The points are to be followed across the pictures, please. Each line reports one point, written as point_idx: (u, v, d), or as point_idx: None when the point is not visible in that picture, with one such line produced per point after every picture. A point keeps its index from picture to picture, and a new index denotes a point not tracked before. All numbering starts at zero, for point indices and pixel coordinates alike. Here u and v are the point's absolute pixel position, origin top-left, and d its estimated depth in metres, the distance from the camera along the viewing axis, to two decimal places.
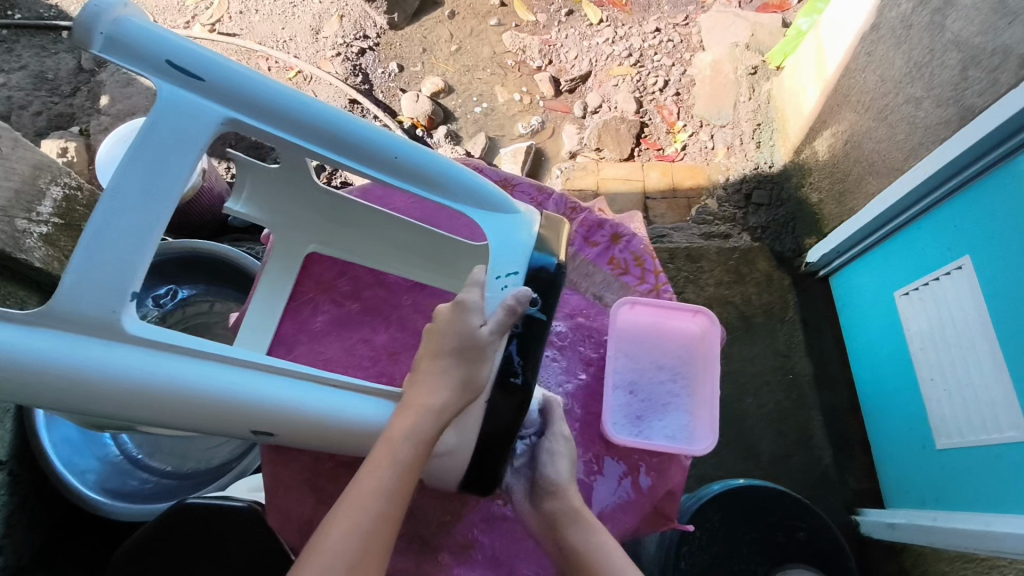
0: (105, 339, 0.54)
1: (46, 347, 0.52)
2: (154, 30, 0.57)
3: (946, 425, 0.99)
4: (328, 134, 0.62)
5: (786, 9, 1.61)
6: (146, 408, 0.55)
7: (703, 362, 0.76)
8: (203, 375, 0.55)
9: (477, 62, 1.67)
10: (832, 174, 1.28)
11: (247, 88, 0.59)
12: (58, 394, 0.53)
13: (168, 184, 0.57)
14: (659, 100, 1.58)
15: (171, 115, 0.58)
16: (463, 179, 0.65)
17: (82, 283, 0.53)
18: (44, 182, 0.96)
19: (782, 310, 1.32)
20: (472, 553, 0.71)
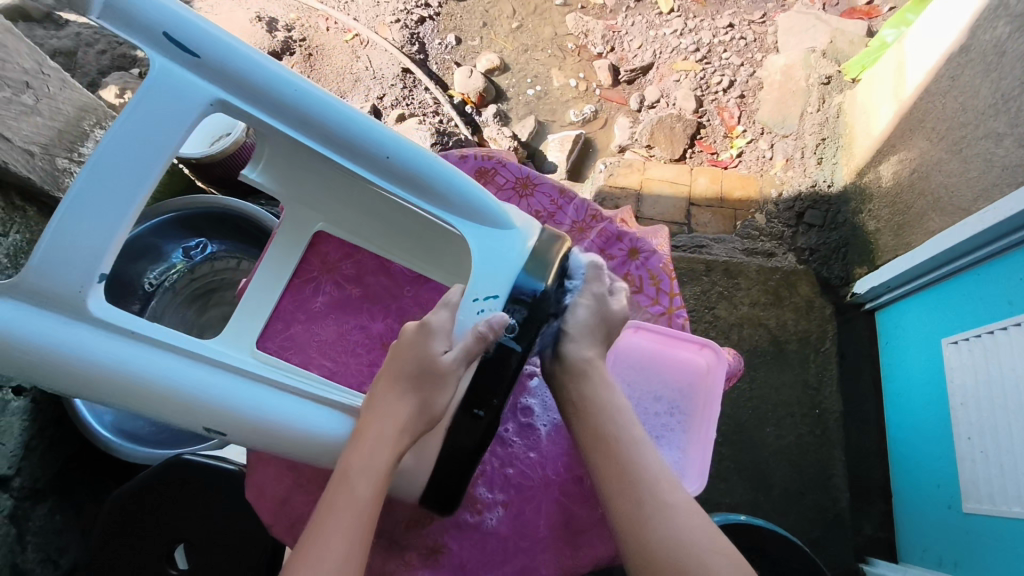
0: (72, 318, 0.55)
1: (12, 320, 0.54)
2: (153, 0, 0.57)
3: (976, 488, 0.91)
4: (319, 125, 0.61)
5: (874, 16, 1.50)
6: (104, 390, 0.56)
7: (703, 400, 0.74)
8: (164, 365, 0.57)
9: (536, 41, 1.62)
10: (894, 203, 1.19)
11: (241, 71, 0.59)
12: (20, 366, 0.55)
13: (148, 163, 0.58)
14: (721, 101, 1.49)
15: (160, 91, 0.58)
16: (453, 186, 0.64)
17: (53, 256, 0.54)
18: (87, 124, 0.99)
19: (819, 340, 1.24)
20: (439, 558, 0.70)
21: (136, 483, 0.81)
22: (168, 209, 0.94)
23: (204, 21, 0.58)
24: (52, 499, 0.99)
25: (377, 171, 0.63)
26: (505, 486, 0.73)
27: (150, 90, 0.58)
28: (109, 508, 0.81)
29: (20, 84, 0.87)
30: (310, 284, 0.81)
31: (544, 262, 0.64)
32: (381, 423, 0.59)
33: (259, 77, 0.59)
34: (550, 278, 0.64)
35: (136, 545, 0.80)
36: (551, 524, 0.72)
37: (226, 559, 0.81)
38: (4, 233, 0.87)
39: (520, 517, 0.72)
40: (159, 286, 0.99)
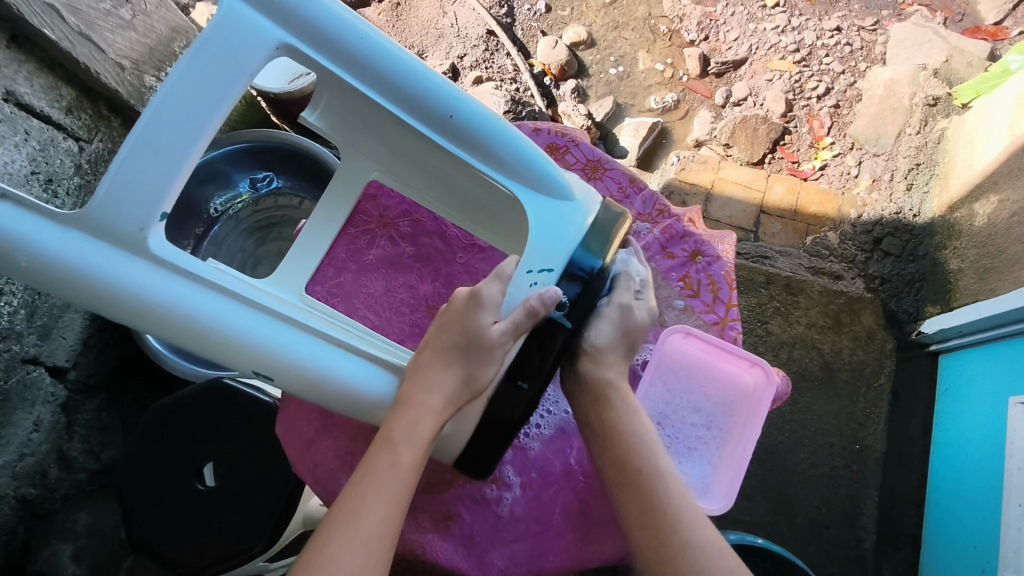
0: (131, 254, 0.56)
1: (78, 253, 0.55)
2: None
3: (1017, 557, 0.86)
4: (386, 79, 0.60)
5: (1000, 39, 1.42)
6: (161, 329, 0.57)
7: (742, 417, 0.72)
8: (212, 307, 0.57)
9: (629, 20, 1.57)
10: (984, 244, 1.11)
11: (310, 15, 0.57)
12: (84, 298, 0.56)
13: (217, 99, 0.57)
14: (813, 108, 1.42)
15: (229, 27, 0.56)
16: (516, 151, 0.62)
17: (117, 191, 0.55)
18: (178, 45, 1.01)
19: (873, 374, 1.18)
20: (450, 526, 0.70)
21: (180, 397, 0.85)
22: (242, 138, 0.97)
23: None
24: (99, 396, 1.04)
25: (446, 135, 0.62)
26: (526, 467, 0.74)
27: (215, 27, 0.56)
28: (150, 415, 0.85)
29: None
30: (365, 236, 0.82)
31: (602, 239, 0.63)
32: (423, 397, 0.59)
33: (327, 22, 0.58)
34: (607, 256, 0.63)
35: (167, 456, 0.84)
36: (567, 513, 0.71)
37: (244, 487, 0.83)
38: (89, 139, 0.91)
39: (536, 499, 0.72)
40: (223, 212, 1.02)
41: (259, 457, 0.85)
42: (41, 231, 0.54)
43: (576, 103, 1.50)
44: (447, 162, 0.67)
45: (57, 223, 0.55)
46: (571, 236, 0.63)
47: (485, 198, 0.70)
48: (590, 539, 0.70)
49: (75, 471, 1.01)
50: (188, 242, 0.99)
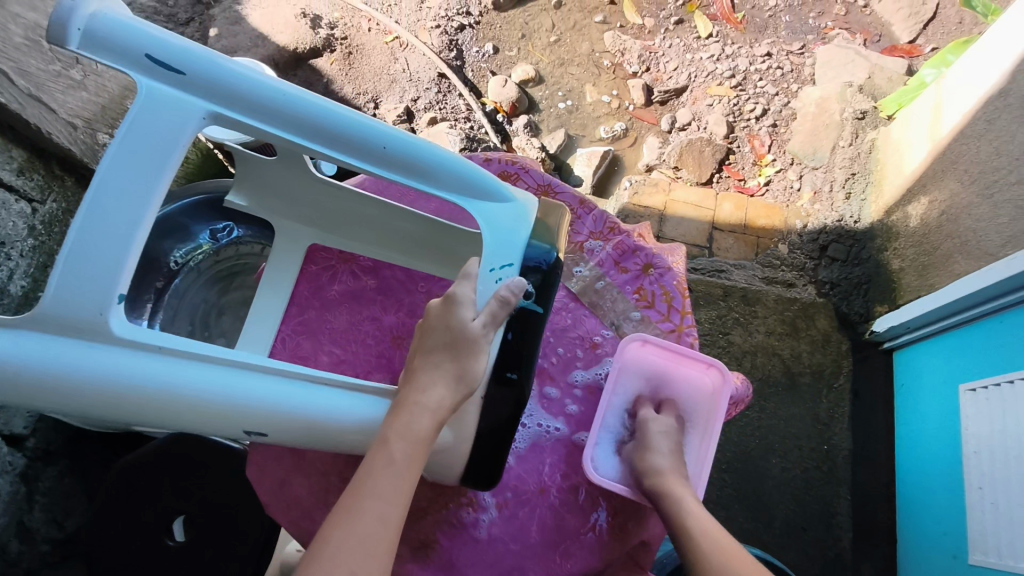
0: (93, 341, 0.55)
1: (42, 354, 0.54)
2: (127, 25, 0.57)
3: (984, 540, 0.89)
4: (316, 126, 0.60)
5: (916, 55, 1.54)
6: (132, 411, 0.56)
7: (704, 419, 0.74)
8: (179, 375, 0.56)
9: (573, 57, 1.65)
10: (920, 243, 1.18)
11: (226, 79, 0.58)
12: (56, 402, 0.56)
13: (158, 165, 0.57)
14: (752, 128, 1.50)
15: (154, 107, 0.57)
16: (455, 171, 0.63)
17: (71, 279, 0.54)
18: (131, 103, 1.02)
19: (833, 375, 1.22)
20: (429, 554, 0.70)
21: (143, 453, 0.82)
22: (199, 190, 0.97)
23: (180, 40, 0.58)
24: (62, 462, 1.01)
25: (389, 169, 0.63)
26: (500, 487, 0.72)
27: (140, 110, 0.57)
28: (115, 473, 0.82)
29: (70, 59, 0.91)
30: (327, 272, 0.81)
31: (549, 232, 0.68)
32: (419, 397, 0.60)
33: (244, 84, 0.59)
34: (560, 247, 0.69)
35: (137, 513, 0.82)
36: (543, 530, 0.71)
37: (221, 536, 0.82)
38: (42, 200, 0.91)
39: (513, 519, 0.71)
40: (184, 265, 1.01)
41: (232, 504, 0.83)
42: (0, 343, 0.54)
43: (529, 137, 1.55)
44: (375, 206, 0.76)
45: (16, 330, 0.55)
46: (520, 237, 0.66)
47: (431, 233, 0.77)
48: (570, 553, 0.70)
49: (38, 543, 0.97)
50: (148, 297, 0.98)
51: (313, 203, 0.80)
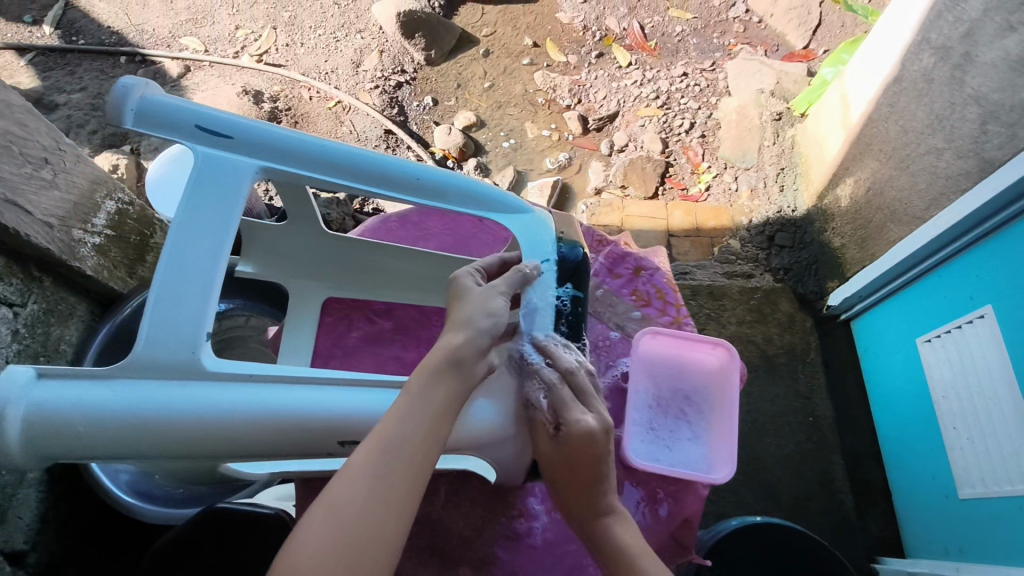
0: (189, 379, 0.53)
1: (135, 397, 0.51)
2: (172, 104, 0.63)
3: (969, 474, 0.98)
4: (359, 167, 0.67)
5: (812, 59, 1.73)
6: (237, 445, 0.53)
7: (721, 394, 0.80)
8: (279, 394, 0.55)
9: (509, 98, 1.75)
10: (855, 219, 1.30)
11: (272, 137, 0.65)
12: (147, 447, 0.51)
13: (226, 216, 0.60)
14: (685, 141, 1.63)
15: (212, 169, 0.62)
16: (483, 191, 0.72)
17: (162, 327, 0.54)
18: (100, 196, 1.03)
19: (804, 351, 1.33)
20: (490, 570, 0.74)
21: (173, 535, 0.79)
22: None
23: (225, 113, 0.65)
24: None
25: (425, 198, 0.70)
26: (547, 495, 0.79)
27: (196, 173, 0.62)
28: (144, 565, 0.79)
29: (39, 160, 0.91)
30: (343, 322, 0.87)
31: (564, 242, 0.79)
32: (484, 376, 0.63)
33: (285, 139, 0.65)
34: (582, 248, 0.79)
35: None
36: None
37: None
38: (22, 303, 0.90)
39: (562, 520, 0.76)
40: None
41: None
42: (85, 392, 0.50)
43: (481, 177, 1.62)
44: (386, 254, 0.84)
45: (101, 378, 0.51)
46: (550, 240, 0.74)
47: (439, 270, 0.85)
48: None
49: None
50: None
51: (319, 262, 0.86)
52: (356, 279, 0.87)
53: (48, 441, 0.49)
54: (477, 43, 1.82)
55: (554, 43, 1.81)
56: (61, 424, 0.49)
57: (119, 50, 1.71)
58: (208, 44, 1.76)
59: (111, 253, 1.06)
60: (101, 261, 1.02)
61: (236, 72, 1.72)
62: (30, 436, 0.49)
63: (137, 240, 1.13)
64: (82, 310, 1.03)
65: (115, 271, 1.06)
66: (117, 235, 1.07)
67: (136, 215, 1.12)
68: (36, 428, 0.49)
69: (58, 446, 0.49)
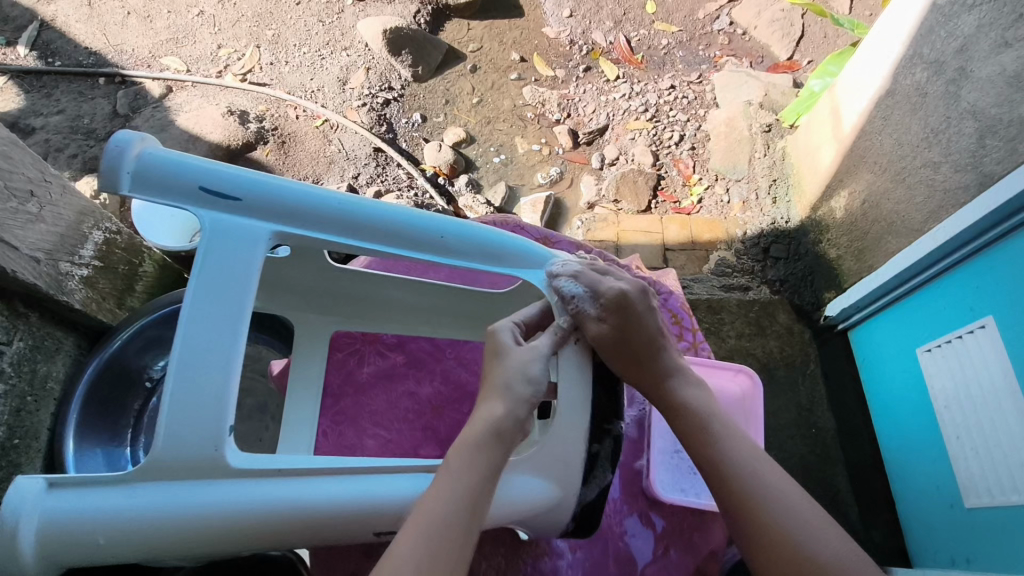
0: (213, 479, 0.53)
1: (158, 502, 0.51)
2: (178, 165, 0.60)
3: (974, 484, 0.98)
4: (375, 226, 0.65)
5: (797, 70, 1.75)
6: (260, 541, 0.54)
7: (744, 420, 0.84)
8: (305, 491, 0.55)
9: (498, 114, 1.74)
10: (851, 231, 1.31)
11: (284, 198, 0.62)
12: (172, 547, 0.52)
13: (240, 284, 0.58)
14: (675, 153, 1.63)
15: (221, 234, 0.59)
16: (503, 243, 0.71)
17: (179, 421, 0.53)
18: (87, 227, 1.00)
19: (804, 363, 1.33)
20: None
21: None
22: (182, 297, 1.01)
23: (231, 170, 0.62)
24: None
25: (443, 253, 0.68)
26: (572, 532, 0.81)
27: (207, 240, 0.59)
28: None
29: (25, 193, 0.88)
30: (353, 356, 0.89)
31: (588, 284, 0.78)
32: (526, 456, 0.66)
33: (301, 198, 0.63)
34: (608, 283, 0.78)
35: None
36: (620, 560, 0.81)
37: None
38: (9, 342, 0.85)
39: (587, 557, 0.80)
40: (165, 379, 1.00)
41: None
42: (109, 499, 0.51)
43: (473, 194, 1.61)
44: (403, 291, 0.84)
45: (124, 481, 0.52)
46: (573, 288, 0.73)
47: (454, 306, 0.86)
48: None
49: None
50: (128, 420, 1.02)
51: (328, 297, 0.85)
52: (369, 319, 0.87)
53: (71, 546, 0.50)
54: (464, 59, 1.81)
55: (542, 57, 1.80)
56: (80, 536, 0.50)
57: (97, 71, 1.67)
58: (189, 63, 1.73)
59: (100, 284, 1.03)
60: (89, 294, 0.99)
61: (219, 91, 1.68)
62: (50, 546, 0.50)
63: (125, 269, 1.10)
64: (70, 344, 0.99)
65: (103, 304, 1.03)
66: (105, 266, 1.04)
67: (125, 244, 1.09)
68: (57, 537, 0.50)
69: (79, 556, 0.50)
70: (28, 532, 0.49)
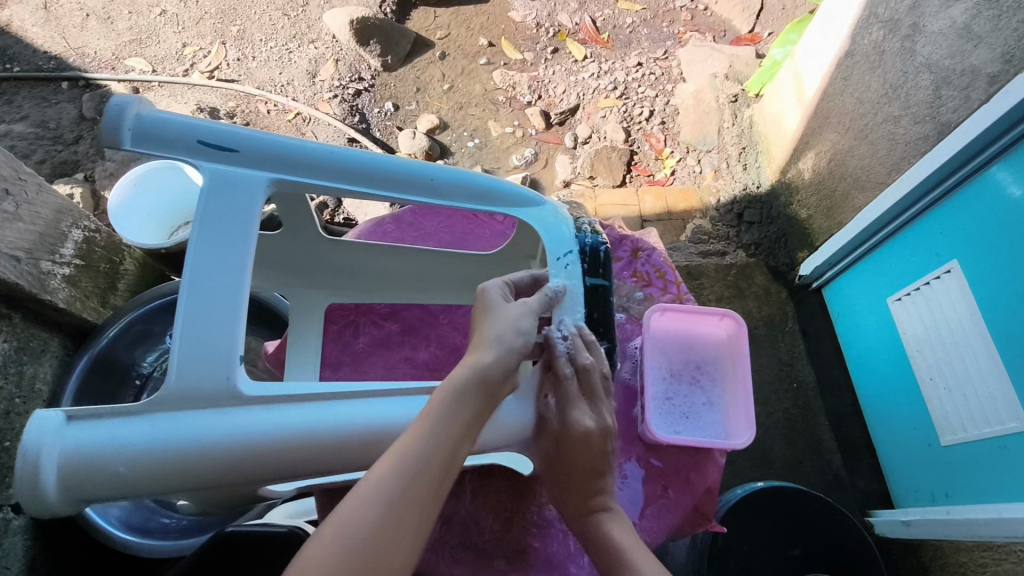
0: (228, 406, 0.54)
1: (174, 430, 0.52)
2: (175, 120, 0.63)
3: (949, 421, 1.03)
4: (366, 171, 0.67)
5: (758, 42, 1.79)
6: (282, 467, 0.54)
7: (728, 361, 0.88)
8: (318, 412, 0.56)
9: (470, 99, 1.75)
10: (819, 190, 1.35)
11: (276, 147, 0.64)
12: (191, 478, 0.52)
13: (240, 229, 0.60)
14: (646, 128, 1.66)
15: (220, 182, 0.61)
16: (491, 185, 0.72)
17: (194, 355, 0.54)
18: (66, 225, 0.99)
19: (782, 321, 1.39)
20: (527, 558, 0.78)
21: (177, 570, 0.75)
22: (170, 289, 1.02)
23: (224, 125, 0.64)
24: None
25: (435, 196, 0.70)
26: None
27: (206, 188, 0.61)
28: None
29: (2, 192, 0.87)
30: (349, 329, 0.90)
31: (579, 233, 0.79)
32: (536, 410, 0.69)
33: (292, 147, 0.65)
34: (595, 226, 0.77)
35: None
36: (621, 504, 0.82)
37: None
38: None
39: None
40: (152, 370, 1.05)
41: None
42: (125, 430, 0.51)
43: None
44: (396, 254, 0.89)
45: (138, 414, 0.52)
46: (566, 227, 0.74)
47: (447, 268, 0.90)
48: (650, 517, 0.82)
49: None
50: None
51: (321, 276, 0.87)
52: (365, 290, 0.91)
53: (90, 481, 0.50)
54: (433, 46, 1.82)
55: (509, 41, 1.82)
56: (98, 466, 0.50)
57: (58, 75, 1.64)
58: (154, 63, 1.70)
59: (82, 283, 1.02)
60: (72, 292, 0.98)
61: (187, 90, 1.67)
62: (73, 481, 0.50)
63: (107, 267, 1.10)
64: (55, 344, 0.98)
65: (86, 302, 1.02)
66: (86, 264, 1.03)
67: (105, 242, 1.08)
68: (75, 473, 0.49)
69: (102, 487, 0.50)
70: (47, 466, 0.49)
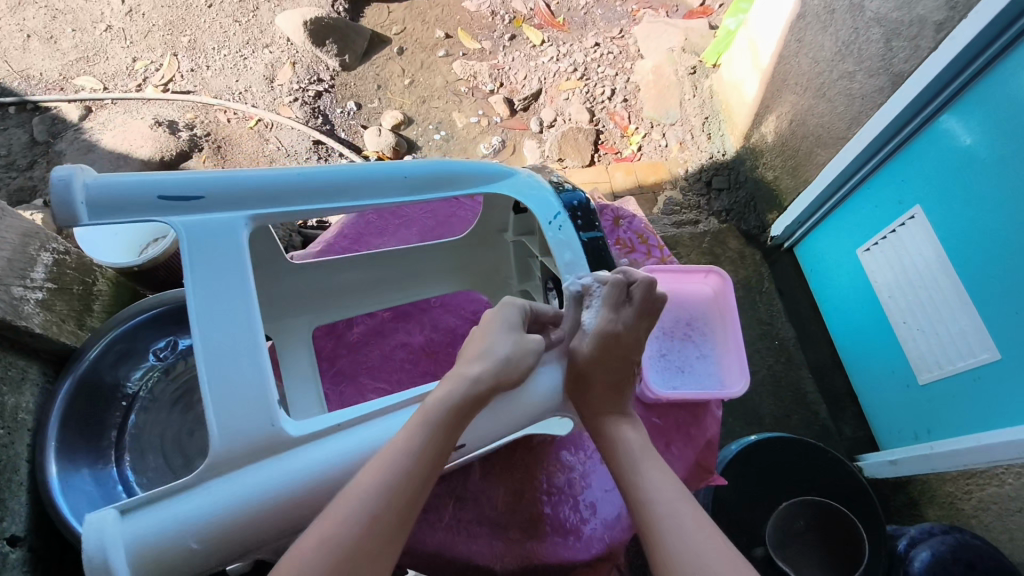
0: (281, 452, 0.54)
1: (236, 491, 0.51)
2: (128, 182, 0.59)
3: (924, 360, 1.07)
4: (345, 183, 0.67)
5: (711, 14, 1.82)
6: None
7: (719, 315, 0.89)
8: (366, 437, 0.57)
9: (432, 92, 1.75)
10: (783, 151, 1.39)
11: (246, 182, 0.63)
12: (264, 533, 0.51)
13: (233, 271, 0.59)
14: (610, 107, 1.68)
15: (201, 232, 0.60)
16: (463, 169, 0.74)
17: (234, 413, 0.54)
18: (34, 249, 0.96)
19: (758, 281, 1.43)
20: (540, 526, 0.79)
21: None
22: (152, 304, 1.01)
23: (181, 173, 0.61)
24: None
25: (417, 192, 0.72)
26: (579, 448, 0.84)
27: (188, 246, 0.59)
28: None
29: None
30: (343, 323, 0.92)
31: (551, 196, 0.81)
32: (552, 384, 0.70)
33: (261, 179, 0.64)
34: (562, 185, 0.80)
35: None
36: None
37: None
38: None
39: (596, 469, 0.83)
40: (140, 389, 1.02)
41: None
42: (187, 504, 0.50)
43: None
44: (386, 258, 0.92)
45: (194, 485, 0.51)
46: (545, 192, 0.76)
47: (433, 259, 0.95)
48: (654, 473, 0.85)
49: None
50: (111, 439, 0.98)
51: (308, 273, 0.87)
52: (361, 296, 0.92)
53: (165, 563, 0.48)
54: (390, 42, 1.81)
55: (466, 31, 1.81)
56: (172, 547, 0.48)
57: (4, 100, 1.58)
58: (105, 81, 1.66)
59: (57, 306, 0.99)
60: (48, 316, 0.96)
61: (142, 105, 1.63)
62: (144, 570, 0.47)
63: (80, 289, 1.07)
64: (35, 371, 0.95)
65: (63, 325, 0.99)
66: (59, 287, 1.01)
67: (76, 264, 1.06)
68: (147, 560, 0.47)
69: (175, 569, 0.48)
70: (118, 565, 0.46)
